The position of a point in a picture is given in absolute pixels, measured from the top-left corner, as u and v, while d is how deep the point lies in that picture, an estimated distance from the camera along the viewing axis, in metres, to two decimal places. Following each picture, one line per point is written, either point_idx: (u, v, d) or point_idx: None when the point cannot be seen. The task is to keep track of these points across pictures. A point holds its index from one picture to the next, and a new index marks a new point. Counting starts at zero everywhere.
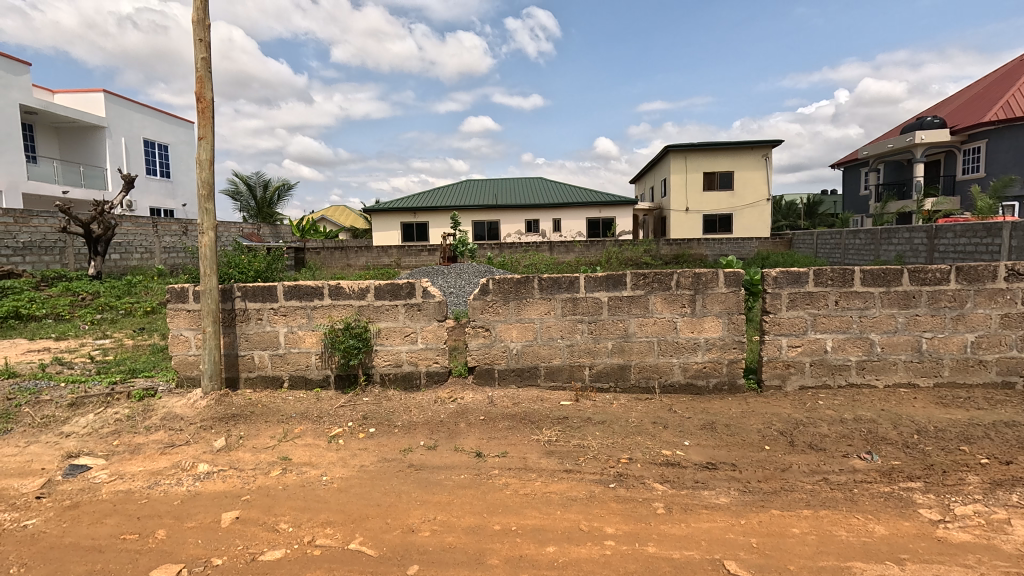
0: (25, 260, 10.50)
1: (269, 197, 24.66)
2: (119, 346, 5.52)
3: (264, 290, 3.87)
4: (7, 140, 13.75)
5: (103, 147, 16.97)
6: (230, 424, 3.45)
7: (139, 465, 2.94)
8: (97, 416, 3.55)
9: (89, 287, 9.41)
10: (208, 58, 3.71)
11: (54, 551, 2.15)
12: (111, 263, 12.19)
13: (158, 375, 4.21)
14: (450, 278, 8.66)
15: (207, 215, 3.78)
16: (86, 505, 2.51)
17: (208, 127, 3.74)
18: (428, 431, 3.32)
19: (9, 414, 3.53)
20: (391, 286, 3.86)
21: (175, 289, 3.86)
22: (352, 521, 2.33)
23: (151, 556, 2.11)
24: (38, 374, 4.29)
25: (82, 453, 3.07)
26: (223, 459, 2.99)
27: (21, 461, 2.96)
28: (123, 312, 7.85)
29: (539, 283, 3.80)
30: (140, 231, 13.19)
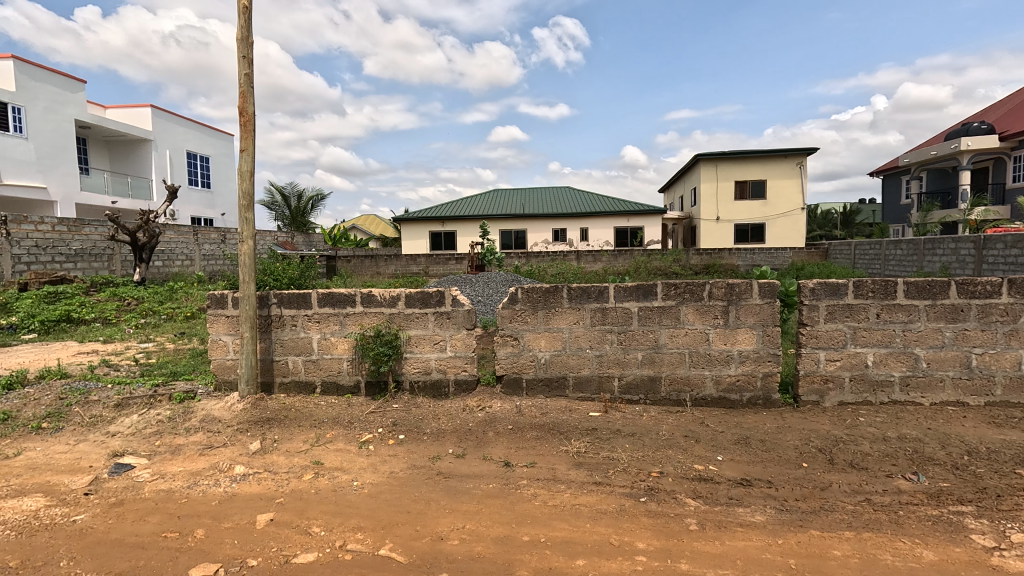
0: (77, 266, 11.11)
1: (303, 206, 25.37)
2: (161, 350, 5.73)
3: (299, 296, 3.98)
4: (62, 153, 14.53)
5: (149, 160, 17.79)
6: (265, 428, 3.54)
7: (180, 465, 3.04)
8: (141, 416, 3.69)
9: (134, 292, 9.86)
10: (251, 74, 3.86)
11: (101, 546, 2.24)
12: (154, 269, 12.76)
13: (199, 378, 4.36)
14: (479, 286, 8.76)
15: (246, 224, 3.91)
16: (130, 503, 2.61)
17: (250, 140, 3.88)
18: (457, 439, 3.34)
19: (60, 413, 3.70)
20: (421, 294, 3.91)
21: (216, 295, 4.01)
22: (381, 527, 2.35)
23: (190, 554, 2.18)
24: (88, 375, 4.49)
25: (126, 452, 3.20)
26: (259, 462, 3.07)
27: (71, 459, 3.10)
28: (164, 317, 8.17)
29: (569, 292, 3.79)
30: (182, 239, 13.76)
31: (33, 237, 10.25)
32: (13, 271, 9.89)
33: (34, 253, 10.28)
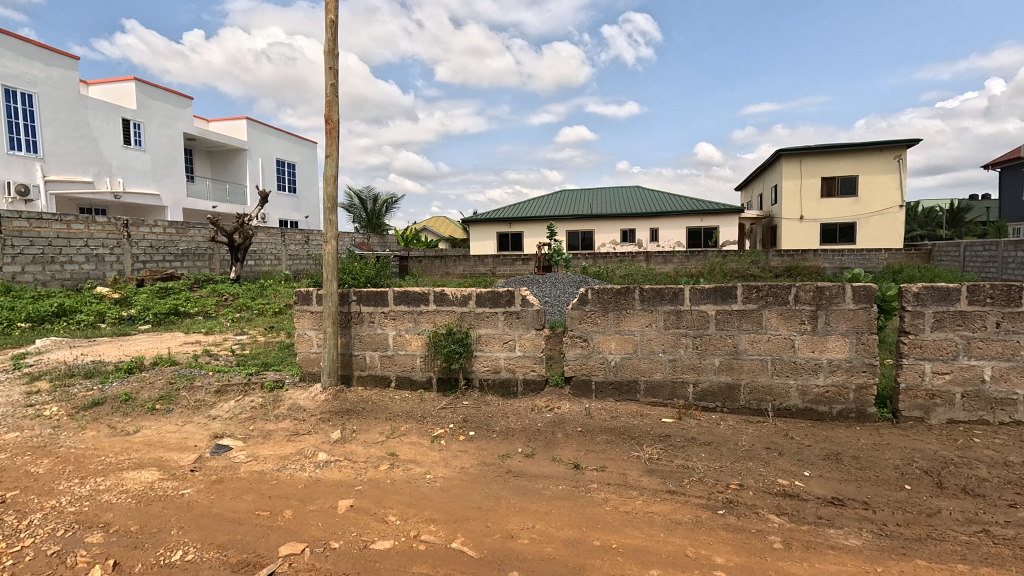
0: (184, 265, 12.34)
1: (378, 209, 26.59)
2: (253, 342, 6.21)
3: (376, 294, 4.16)
4: (173, 163, 16.16)
5: (244, 168, 19.39)
6: (345, 418, 3.74)
7: (271, 448, 3.28)
8: (237, 402, 4.03)
9: (231, 288, 10.78)
10: (336, 84, 4.09)
11: (205, 519, 2.46)
12: (247, 268, 13.90)
13: (286, 369, 4.70)
14: (546, 286, 8.76)
15: (331, 225, 4.15)
16: (229, 481, 2.85)
17: (334, 146, 4.11)
18: (526, 439, 3.35)
19: (171, 396, 4.12)
20: (491, 294, 3.96)
21: (302, 292, 4.29)
22: (453, 521, 2.41)
23: (280, 532, 2.34)
24: (193, 363, 4.96)
25: (225, 434, 3.50)
26: (340, 450, 3.25)
27: (180, 438, 3.44)
28: (256, 312, 8.87)
29: (641, 294, 3.69)
30: (272, 241, 14.87)
31: (148, 238, 11.47)
32: (132, 268, 11.14)
33: (149, 253, 11.51)
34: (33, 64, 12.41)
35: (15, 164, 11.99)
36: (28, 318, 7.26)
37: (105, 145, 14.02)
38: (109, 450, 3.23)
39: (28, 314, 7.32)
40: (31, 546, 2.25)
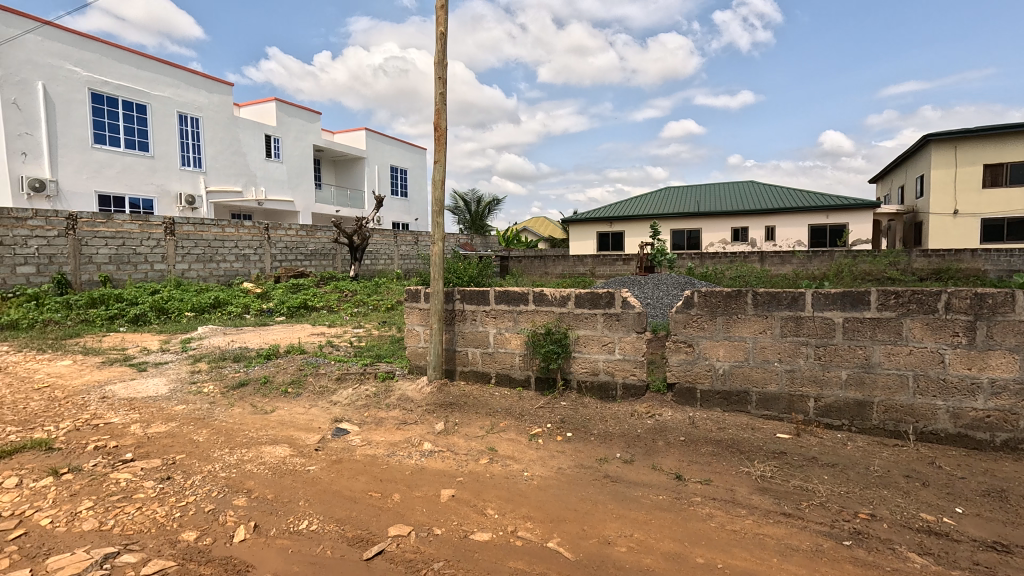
0: (312, 264, 13.77)
1: (481, 210, 27.52)
2: (369, 335, 6.75)
3: (479, 294, 4.32)
4: (305, 173, 18.04)
5: (363, 175, 21.11)
6: (448, 411, 3.93)
7: (382, 435, 3.55)
8: (355, 389, 4.41)
9: (351, 285, 11.82)
10: (444, 93, 4.30)
11: (326, 494, 2.73)
12: (364, 267, 15.16)
13: (397, 362, 5.05)
14: (648, 288, 8.47)
15: (438, 227, 4.38)
16: (346, 461, 3.13)
17: (442, 152, 4.33)
18: (625, 444, 3.27)
19: (300, 381, 4.63)
20: (591, 295, 3.92)
21: (411, 290, 4.58)
22: (550, 520, 2.42)
23: (389, 514, 2.52)
24: (318, 352, 5.53)
25: (344, 419, 3.85)
26: (443, 441, 3.41)
27: (307, 419, 3.84)
28: (371, 307, 9.64)
29: (754, 298, 3.42)
30: (386, 242, 16.03)
31: (284, 240, 12.95)
32: (271, 266, 12.66)
33: (284, 253, 13.00)
34: (200, 93, 14.46)
35: (185, 178, 14.16)
36: (192, 308, 8.56)
37: (252, 159, 16.05)
38: (251, 426, 3.70)
39: (193, 305, 8.63)
40: (193, 502, 2.66)
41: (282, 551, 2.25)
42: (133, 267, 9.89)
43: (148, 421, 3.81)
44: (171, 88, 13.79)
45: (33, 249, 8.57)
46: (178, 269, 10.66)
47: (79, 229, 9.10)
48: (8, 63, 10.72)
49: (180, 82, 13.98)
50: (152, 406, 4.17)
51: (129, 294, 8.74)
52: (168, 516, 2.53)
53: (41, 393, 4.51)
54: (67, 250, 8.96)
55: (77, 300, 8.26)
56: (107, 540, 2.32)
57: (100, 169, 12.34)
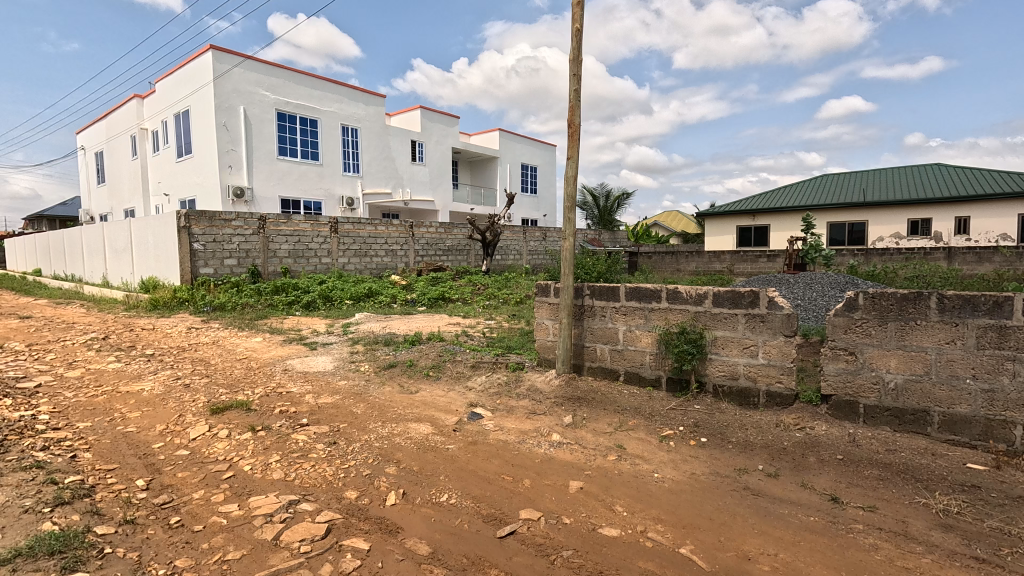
0: (449, 259, 14.79)
1: (610, 205, 27.04)
2: (500, 327, 7.06)
3: (609, 290, 4.28)
4: (444, 174, 19.35)
5: (496, 173, 22.02)
6: (576, 405, 3.96)
7: (513, 422, 3.70)
8: (488, 377, 4.66)
9: (483, 279, 12.46)
10: (578, 89, 4.32)
11: (464, 472, 2.94)
12: (495, 262, 15.89)
13: (526, 354, 5.23)
14: (798, 287, 7.64)
15: (569, 223, 4.42)
16: (481, 444, 3.34)
17: (575, 148, 4.36)
18: (769, 456, 3.01)
19: (440, 366, 5.02)
20: (731, 294, 3.66)
21: (542, 285, 4.70)
22: (683, 526, 2.33)
23: (520, 498, 2.64)
24: (455, 340, 5.94)
25: (478, 404, 4.09)
26: (571, 434, 3.46)
27: (446, 401, 4.17)
28: (502, 300, 10.05)
29: (940, 302, 2.92)
30: (515, 238, 16.59)
31: (425, 237, 14.07)
32: (414, 261, 13.85)
33: (425, 248, 14.12)
34: (358, 106, 16.26)
35: (346, 182, 16.08)
36: (350, 297, 9.72)
37: (399, 163, 17.65)
38: (399, 403, 4.12)
39: (351, 294, 9.81)
40: (354, 466, 3.05)
41: (426, 518, 2.49)
42: (306, 261, 11.53)
43: (319, 393, 4.45)
44: (337, 104, 15.70)
45: (235, 245, 10.43)
46: (339, 262, 12.16)
47: (267, 228, 10.85)
48: (220, 93, 13.12)
49: (343, 98, 15.87)
50: (321, 380, 4.86)
51: (302, 284, 10.22)
52: (335, 475, 2.93)
53: (242, 363, 5.50)
54: (258, 246, 10.75)
55: (265, 288, 9.89)
56: (290, 489, 2.78)
57: (283, 178, 14.55)
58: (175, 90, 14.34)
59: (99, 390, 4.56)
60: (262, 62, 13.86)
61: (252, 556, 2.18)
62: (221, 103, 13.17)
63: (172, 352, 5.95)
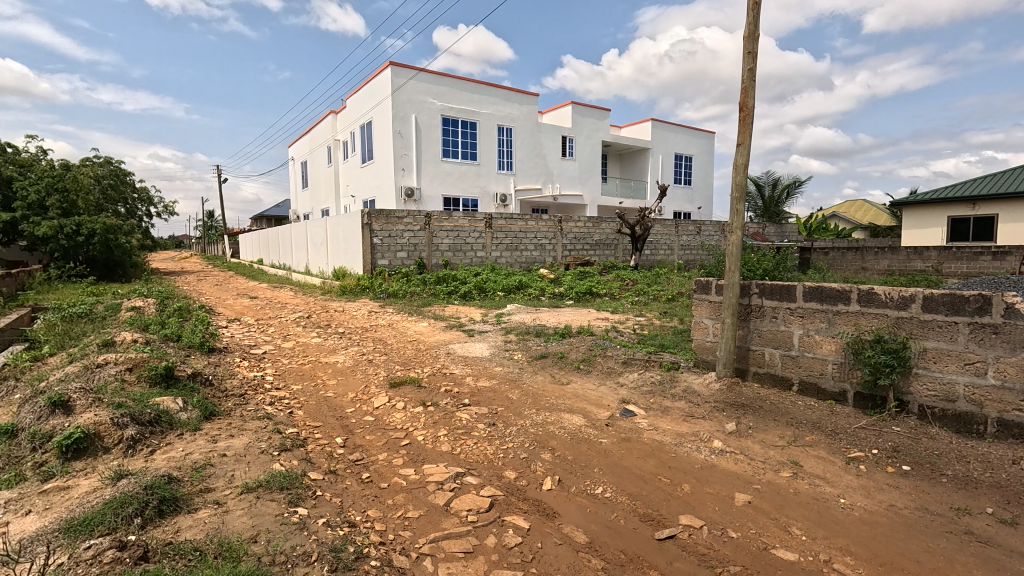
0: (596, 253, 14.71)
1: (778, 195, 24.27)
2: (651, 324, 6.82)
3: (783, 289, 3.86)
4: (593, 168, 19.21)
5: (647, 165, 21.23)
6: (740, 412, 3.65)
7: (669, 424, 3.56)
8: (640, 375, 4.54)
9: (632, 274, 12.16)
10: (753, 68, 3.95)
11: (618, 468, 2.91)
12: (644, 257, 15.44)
13: (681, 353, 4.98)
14: None
15: (737, 215, 4.05)
16: (635, 442, 3.27)
17: (747, 133, 4.00)
18: (1002, 499, 2.45)
19: (590, 359, 5.03)
20: (950, 298, 3.04)
21: (702, 281, 4.44)
22: (880, 564, 2.02)
23: (679, 502, 2.54)
24: (605, 335, 5.90)
25: (631, 401, 4.01)
26: (735, 443, 3.21)
27: (598, 395, 4.17)
28: (652, 296, 9.69)
29: None
30: (667, 232, 15.87)
31: (573, 231, 14.17)
32: (562, 255, 14.06)
33: (573, 243, 14.23)
34: (513, 106, 16.94)
35: (500, 180, 16.92)
36: (503, 288, 10.24)
37: (550, 158, 17.98)
38: (552, 393, 4.24)
39: (503, 286, 10.33)
40: (512, 448, 3.22)
41: (581, 508, 2.53)
42: (464, 254, 12.42)
43: (477, 376, 4.79)
44: (493, 105, 16.56)
45: (405, 239, 11.68)
46: (493, 256, 12.86)
47: (432, 224, 11.93)
48: (395, 104, 14.74)
49: (499, 100, 16.68)
50: (479, 364, 5.21)
51: (461, 275, 11.05)
52: (495, 455, 3.12)
53: (412, 345, 6.16)
54: (424, 240, 11.88)
55: (429, 279, 10.91)
56: (457, 462, 3.04)
57: (445, 178, 15.84)
58: (361, 105, 16.49)
59: (306, 359, 5.49)
60: (430, 73, 15.21)
61: (428, 517, 2.44)
62: (397, 113, 14.79)
63: (358, 332, 6.90)
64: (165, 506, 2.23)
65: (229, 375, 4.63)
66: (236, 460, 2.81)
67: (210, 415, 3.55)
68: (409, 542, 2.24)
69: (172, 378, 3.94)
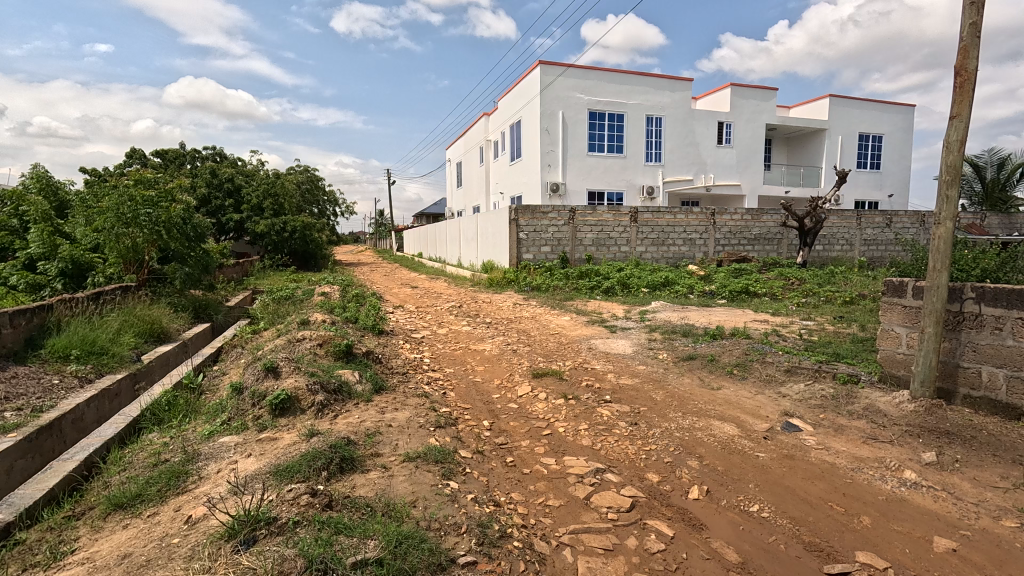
0: (755, 248, 13.38)
1: (1006, 178, 19.48)
2: (822, 330, 5.99)
3: (1013, 294, 3.12)
4: (754, 154, 17.43)
5: (821, 149, 18.63)
6: (944, 441, 3.03)
7: (845, 445, 3.10)
8: (808, 386, 4.02)
9: (798, 273, 10.81)
10: (978, 21, 3.23)
11: (778, 487, 2.63)
12: (815, 253, 13.68)
13: (861, 365, 4.29)
14: None
15: (947, 202, 3.34)
16: (799, 460, 2.92)
17: (964, 102, 3.28)
18: None
19: (746, 364, 4.60)
20: None
21: (894, 282, 3.79)
22: None
23: (857, 537, 2.23)
24: (764, 340, 5.34)
25: (795, 415, 3.58)
26: (935, 477, 2.68)
27: (754, 404, 3.79)
28: (824, 298, 8.49)
29: None
30: (845, 225, 13.79)
31: (729, 224, 13.06)
32: (714, 250, 13.06)
33: (728, 237, 13.13)
34: (664, 93, 16.15)
35: (647, 172, 16.30)
36: (647, 284, 9.86)
37: (704, 147, 16.77)
38: (700, 397, 3.98)
39: (648, 282, 9.94)
40: (655, 450, 3.10)
41: (733, 524, 2.34)
42: (607, 249, 12.23)
43: (619, 373, 4.70)
44: (643, 95, 15.96)
45: (550, 234, 11.90)
46: (637, 251, 12.46)
47: (576, 219, 11.97)
48: (544, 102, 15.06)
49: (649, 88, 16.03)
50: (622, 361, 5.10)
51: (604, 270, 10.91)
52: (637, 455, 3.04)
53: (554, 337, 6.27)
54: (568, 235, 11.98)
55: (572, 273, 10.98)
56: (597, 457, 3.02)
57: (590, 172, 15.76)
58: (511, 105, 17.18)
59: (457, 346, 5.93)
60: (578, 68, 15.22)
61: (568, 508, 2.47)
62: (544, 111, 15.10)
63: (504, 323, 7.23)
64: (345, 464, 2.60)
65: (394, 355, 5.21)
66: (399, 431, 3.15)
67: (379, 389, 4.04)
68: (550, 529, 2.30)
69: (350, 354, 4.56)
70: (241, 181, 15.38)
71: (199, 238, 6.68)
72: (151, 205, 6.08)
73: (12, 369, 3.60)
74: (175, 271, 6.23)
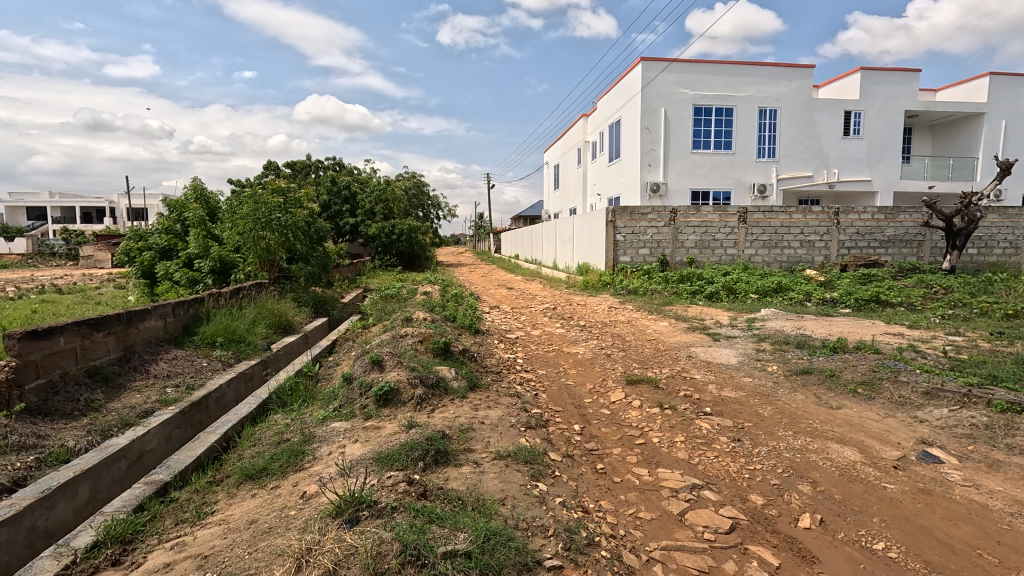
0: (888, 252, 11.86)
1: None
2: (974, 347, 5.14)
3: None
4: (889, 146, 15.47)
5: (978, 135, 16.01)
6: None
7: (1000, 484, 2.63)
8: (952, 413, 3.47)
9: (943, 280, 9.40)
10: None
11: (911, 525, 2.30)
12: (967, 257, 11.79)
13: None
14: None
15: None
16: (939, 497, 2.53)
17: None
18: None
19: (873, 383, 4.08)
20: None
21: None
22: None
23: None
24: (898, 356, 4.70)
25: (935, 444, 3.10)
26: None
27: (883, 429, 3.35)
28: (977, 311, 7.28)
29: None
30: (1008, 224, 11.73)
31: (856, 225, 11.69)
32: (837, 253, 11.76)
33: (855, 239, 11.76)
34: (779, 83, 14.89)
35: (759, 169, 15.12)
36: (757, 290, 9.14)
37: (827, 139, 15.17)
38: (815, 417, 3.60)
39: (758, 288, 9.21)
40: (760, 470, 2.86)
41: (851, 561, 2.09)
42: (711, 251, 11.54)
43: (722, 385, 4.40)
44: (756, 86, 14.83)
45: (649, 236, 11.51)
46: (746, 254, 11.59)
47: (677, 220, 11.45)
48: (645, 100, 14.61)
49: (763, 78, 14.85)
50: (724, 372, 4.79)
51: (707, 274, 10.31)
52: (740, 474, 2.83)
53: (651, 343, 6.04)
54: (668, 237, 11.49)
55: (672, 277, 10.52)
56: (694, 472, 2.86)
57: (694, 170, 15.00)
58: (611, 104, 16.89)
59: (550, 348, 5.94)
60: (682, 62, 14.55)
61: (661, 523, 2.37)
62: (645, 109, 14.64)
63: (598, 326, 7.11)
64: (439, 456, 2.71)
65: (489, 355, 5.35)
66: (491, 429, 3.23)
67: (473, 386, 4.17)
68: (640, 543, 2.21)
69: (447, 351, 4.76)
70: (357, 188, 16.74)
71: (319, 240, 7.44)
72: (282, 211, 6.84)
73: (172, 351, 4.24)
74: (300, 269, 7.03)
